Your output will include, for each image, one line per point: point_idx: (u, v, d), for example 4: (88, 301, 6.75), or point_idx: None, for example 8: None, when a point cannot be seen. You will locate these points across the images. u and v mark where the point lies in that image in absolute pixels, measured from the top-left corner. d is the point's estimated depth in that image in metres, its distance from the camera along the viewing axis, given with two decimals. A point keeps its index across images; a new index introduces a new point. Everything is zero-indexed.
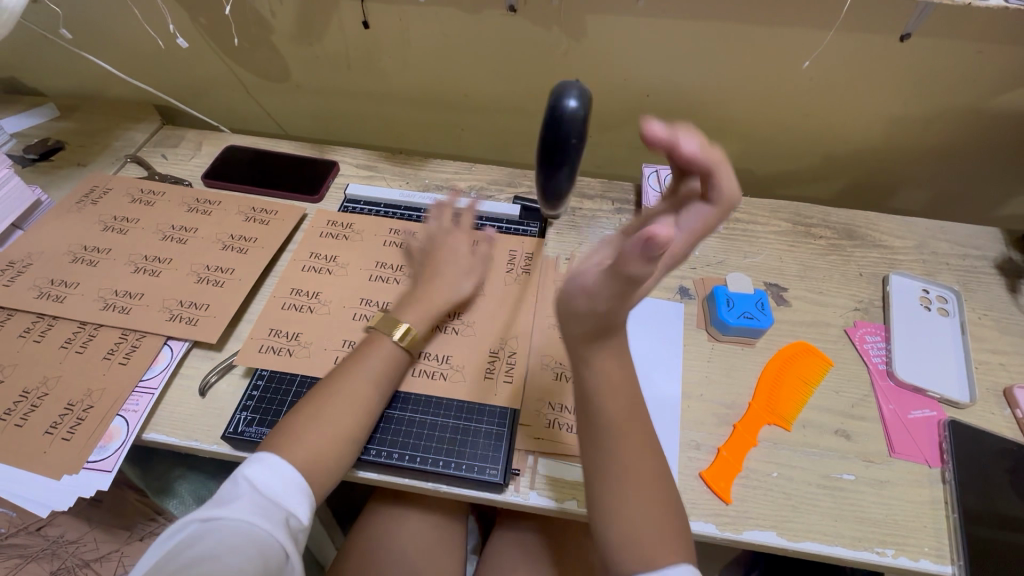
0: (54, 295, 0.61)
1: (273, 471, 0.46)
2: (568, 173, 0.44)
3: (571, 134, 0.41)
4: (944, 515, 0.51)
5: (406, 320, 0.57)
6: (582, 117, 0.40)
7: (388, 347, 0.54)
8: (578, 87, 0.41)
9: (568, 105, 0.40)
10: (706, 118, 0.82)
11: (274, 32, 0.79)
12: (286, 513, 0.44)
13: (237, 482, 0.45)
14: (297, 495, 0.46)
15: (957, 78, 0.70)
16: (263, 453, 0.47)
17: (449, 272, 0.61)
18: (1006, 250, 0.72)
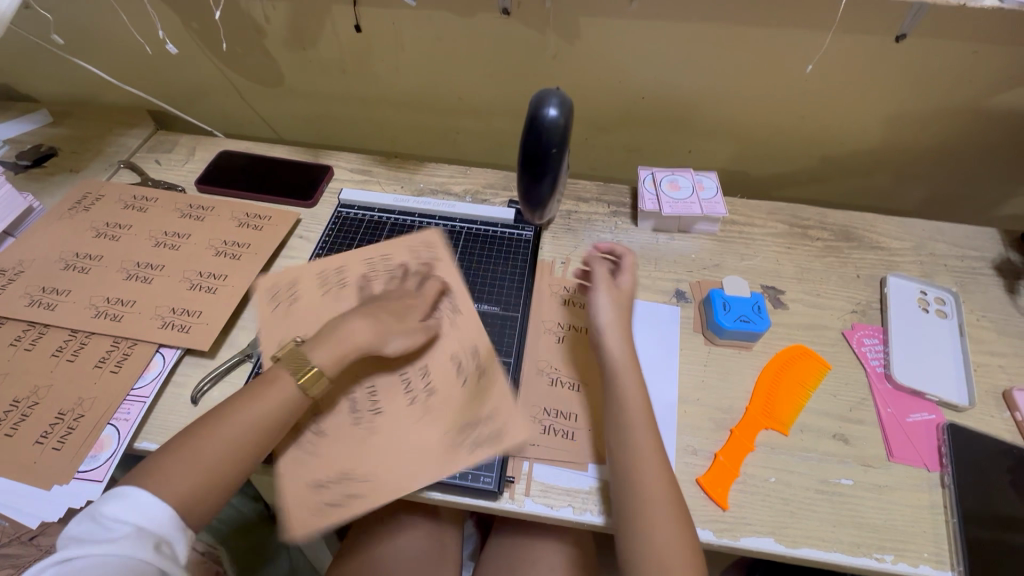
0: (45, 303, 0.60)
1: (137, 507, 0.42)
2: (550, 177, 0.55)
3: (551, 141, 0.52)
4: (944, 519, 0.51)
5: (316, 360, 0.52)
6: (560, 124, 0.51)
7: (289, 386, 0.51)
8: (558, 99, 0.51)
9: (548, 116, 0.50)
10: (701, 120, 0.81)
11: (267, 37, 0.78)
12: (157, 542, 0.42)
13: (97, 521, 0.41)
14: (169, 524, 0.43)
15: (953, 78, 0.70)
16: (123, 488, 0.43)
17: (387, 322, 0.55)
18: (1005, 250, 0.72)
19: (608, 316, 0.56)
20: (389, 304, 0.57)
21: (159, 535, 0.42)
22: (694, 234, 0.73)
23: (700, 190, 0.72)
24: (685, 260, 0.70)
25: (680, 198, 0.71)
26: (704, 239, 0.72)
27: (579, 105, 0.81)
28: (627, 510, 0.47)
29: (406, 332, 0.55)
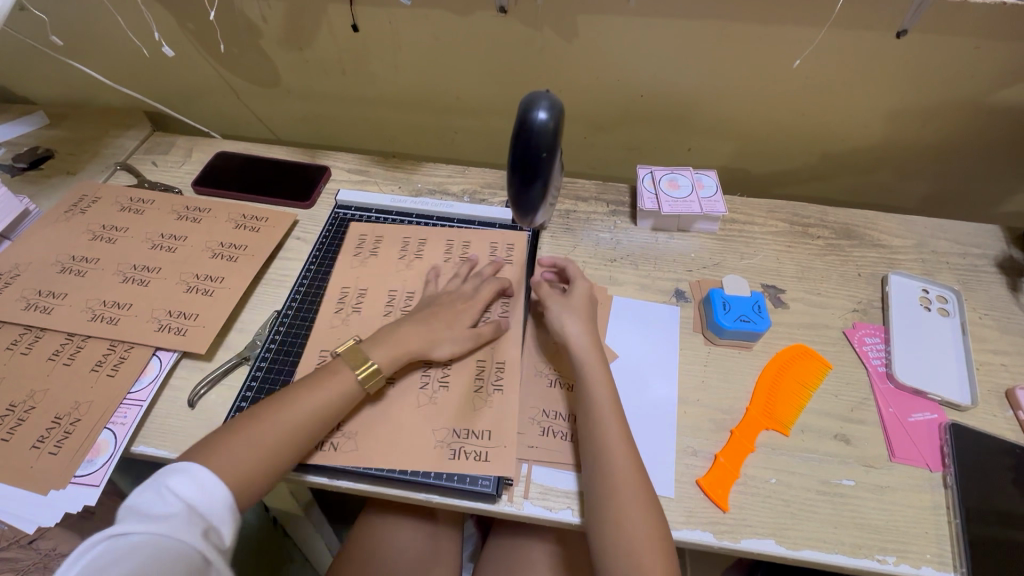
0: (42, 306, 0.60)
1: (199, 485, 0.43)
2: (541, 188, 0.49)
3: (541, 146, 0.46)
4: (947, 520, 0.50)
5: (376, 358, 0.54)
6: (551, 128, 0.46)
7: (347, 380, 0.52)
8: (547, 100, 0.46)
9: (538, 118, 0.45)
10: (700, 118, 0.81)
11: (263, 37, 0.78)
12: (210, 527, 0.42)
13: (158, 492, 0.42)
14: (223, 511, 0.44)
15: (955, 73, 0.69)
16: (188, 464, 0.45)
17: (440, 327, 0.57)
18: (1007, 248, 0.71)
19: (575, 324, 0.57)
20: (444, 309, 0.59)
21: (212, 519, 0.43)
22: (694, 232, 0.72)
23: (699, 189, 0.72)
24: (685, 259, 0.70)
25: (679, 197, 0.71)
26: (704, 238, 0.72)
27: (578, 103, 0.81)
28: (625, 512, 0.46)
29: (457, 339, 0.57)
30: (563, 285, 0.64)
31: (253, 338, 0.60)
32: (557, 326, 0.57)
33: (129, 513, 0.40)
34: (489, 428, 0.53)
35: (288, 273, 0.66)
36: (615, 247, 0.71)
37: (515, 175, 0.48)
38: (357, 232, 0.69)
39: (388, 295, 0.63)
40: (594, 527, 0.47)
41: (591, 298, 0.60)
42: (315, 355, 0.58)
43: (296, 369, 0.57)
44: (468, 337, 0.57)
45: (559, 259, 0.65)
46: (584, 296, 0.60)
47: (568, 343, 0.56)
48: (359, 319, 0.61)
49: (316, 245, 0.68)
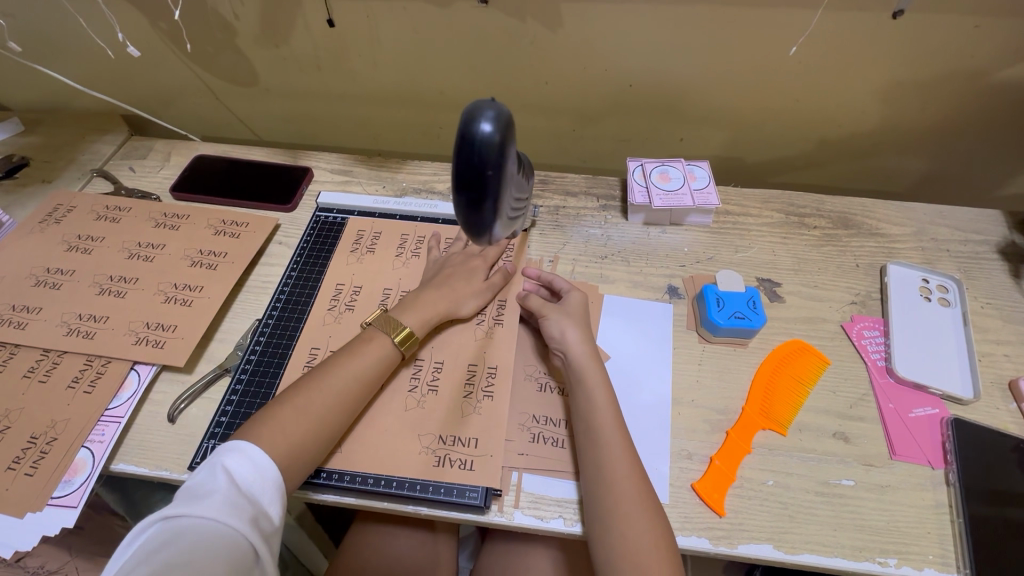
0: (16, 322, 0.58)
1: (251, 462, 0.43)
2: (493, 210, 0.37)
3: (486, 166, 0.35)
4: (950, 519, 0.49)
5: (407, 322, 0.55)
6: (499, 142, 0.34)
7: (383, 345, 0.53)
8: (495, 107, 0.35)
9: (481, 130, 0.34)
10: (692, 107, 0.78)
11: (238, 35, 0.75)
12: (258, 512, 0.42)
13: (212, 472, 0.42)
14: (272, 493, 0.43)
15: (952, 55, 0.67)
16: (242, 442, 0.45)
17: (458, 285, 0.59)
18: (1009, 233, 0.69)
19: (573, 333, 0.55)
20: (457, 270, 0.60)
21: (261, 501, 0.42)
22: (686, 226, 0.70)
23: (691, 180, 0.70)
24: (678, 254, 0.68)
25: (671, 190, 0.69)
26: (697, 232, 0.70)
27: (566, 94, 0.78)
28: (624, 520, 0.45)
29: (477, 294, 0.59)
30: (551, 297, 0.62)
31: (234, 348, 0.58)
32: (553, 336, 0.55)
33: (182, 495, 0.41)
34: (475, 437, 0.51)
35: (267, 280, 0.64)
36: (606, 243, 0.69)
37: (458, 198, 0.36)
38: (354, 229, 0.67)
39: (381, 293, 0.61)
40: (602, 539, 0.45)
41: (585, 309, 0.58)
42: (306, 352, 0.57)
43: (282, 371, 0.56)
44: (485, 289, 0.60)
45: (546, 273, 0.62)
46: (578, 307, 0.58)
47: (567, 352, 0.54)
48: (356, 314, 0.60)
49: (299, 249, 0.66)
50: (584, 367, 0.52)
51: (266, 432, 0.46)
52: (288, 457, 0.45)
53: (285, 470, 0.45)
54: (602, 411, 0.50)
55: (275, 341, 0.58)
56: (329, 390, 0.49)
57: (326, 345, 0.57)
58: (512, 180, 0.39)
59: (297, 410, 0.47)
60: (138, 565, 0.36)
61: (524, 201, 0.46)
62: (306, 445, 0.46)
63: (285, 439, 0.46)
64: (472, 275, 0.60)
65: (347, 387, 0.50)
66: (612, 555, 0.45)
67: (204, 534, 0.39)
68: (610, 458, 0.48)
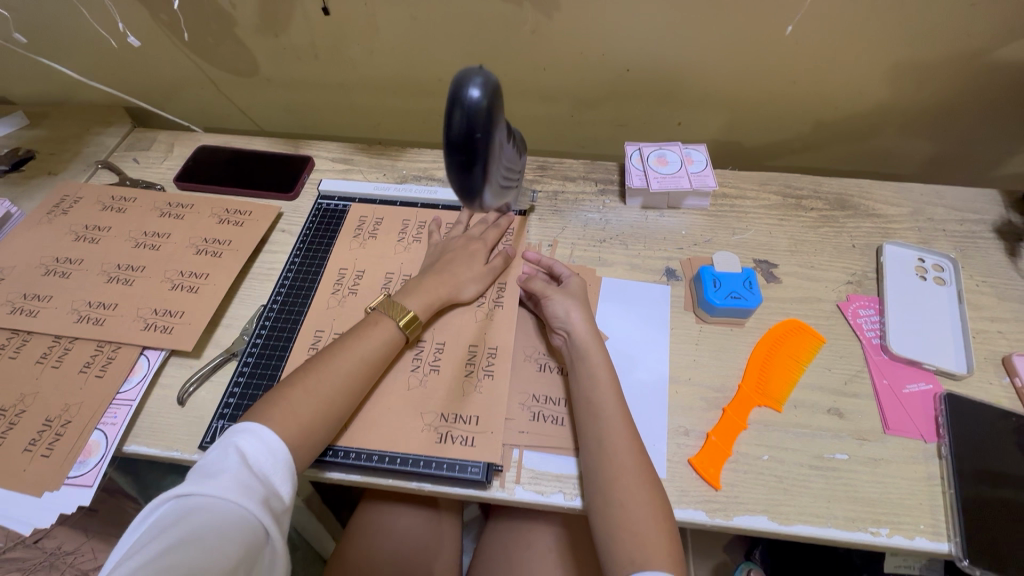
0: (27, 309, 0.60)
1: (262, 444, 0.44)
2: (482, 173, 0.38)
3: (475, 131, 0.36)
4: (941, 490, 0.50)
5: (411, 306, 0.56)
6: (487, 108, 0.35)
7: (388, 329, 0.54)
8: (483, 72, 0.36)
9: (470, 95, 0.35)
10: (690, 91, 0.78)
11: (237, 25, 0.76)
12: (269, 492, 0.43)
13: (225, 451, 0.44)
14: (283, 475, 0.44)
15: (947, 35, 0.67)
16: (254, 424, 0.46)
17: (459, 270, 0.59)
18: (1006, 212, 0.69)
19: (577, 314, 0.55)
20: (458, 254, 0.61)
21: (272, 482, 0.44)
22: (684, 209, 0.71)
23: (688, 164, 0.70)
24: (676, 237, 0.68)
25: (668, 173, 0.69)
26: (695, 215, 0.70)
27: (563, 80, 0.79)
28: (623, 495, 0.46)
29: (477, 278, 0.60)
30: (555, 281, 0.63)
31: (240, 333, 0.60)
32: (554, 314, 0.56)
33: (196, 473, 0.42)
34: (476, 415, 0.52)
35: (272, 267, 0.66)
36: (604, 227, 0.70)
37: (448, 161, 0.37)
38: (357, 215, 0.68)
39: (384, 277, 0.63)
40: (604, 512, 0.47)
41: (585, 292, 0.59)
42: (311, 334, 0.58)
43: (287, 354, 0.57)
44: (485, 273, 0.61)
45: (546, 257, 0.63)
46: (579, 290, 0.59)
47: (570, 332, 0.54)
48: (357, 299, 0.61)
49: (301, 235, 0.67)
50: (586, 343, 0.53)
51: (278, 413, 0.47)
52: (299, 437, 0.47)
53: (296, 449, 0.46)
54: (603, 390, 0.51)
55: (280, 325, 0.59)
56: (337, 372, 0.50)
57: (331, 328, 0.58)
58: (502, 146, 0.40)
59: (306, 391, 0.49)
60: (153, 540, 0.38)
61: (513, 169, 0.47)
62: (316, 425, 0.48)
63: (296, 419, 0.47)
64: (473, 257, 0.61)
65: (354, 369, 0.51)
66: (612, 528, 0.46)
67: (217, 512, 0.40)
68: (610, 432, 0.49)
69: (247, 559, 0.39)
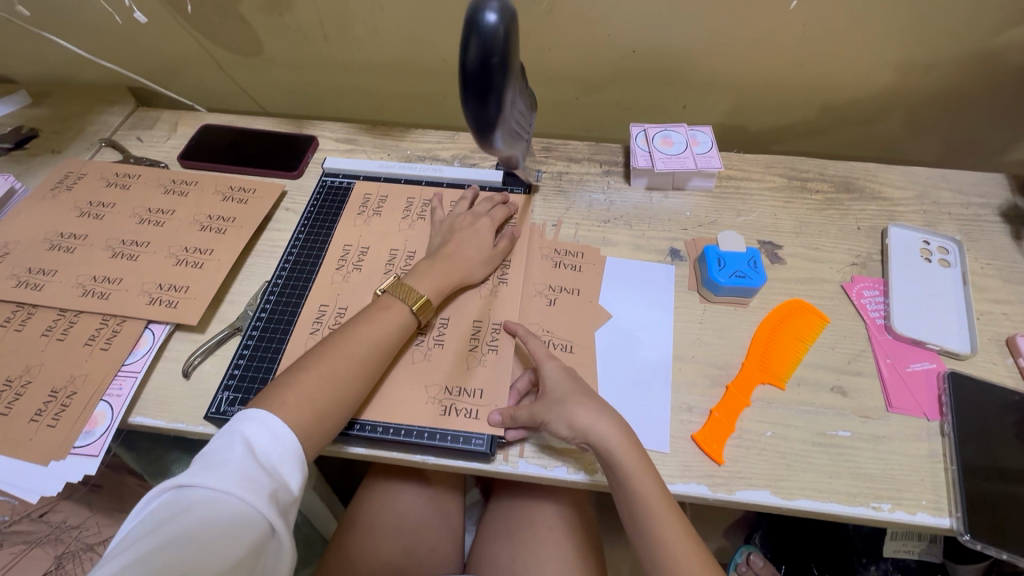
0: (32, 283, 0.60)
1: (270, 434, 0.43)
2: (497, 100, 0.43)
3: (491, 55, 0.40)
4: (943, 467, 0.50)
5: (423, 291, 0.55)
6: (502, 31, 0.40)
7: (401, 313, 0.53)
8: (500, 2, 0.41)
9: (486, 19, 0.40)
10: (696, 73, 0.78)
11: (240, 3, 0.75)
12: (278, 484, 0.42)
13: (231, 440, 0.42)
14: (292, 465, 0.43)
15: (960, 14, 0.66)
16: (263, 412, 0.44)
17: (468, 253, 0.59)
18: (1011, 196, 0.69)
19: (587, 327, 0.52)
20: (465, 234, 0.60)
21: (281, 473, 0.43)
22: (689, 190, 0.71)
23: (693, 145, 0.70)
24: (680, 218, 0.68)
25: (673, 154, 0.69)
26: (699, 196, 0.70)
27: (568, 61, 0.78)
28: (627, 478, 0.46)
29: (486, 261, 0.59)
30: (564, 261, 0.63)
31: (245, 308, 0.59)
32: (568, 426, 0.47)
33: (199, 462, 0.41)
34: (480, 388, 0.52)
35: (276, 244, 0.66)
36: (609, 207, 0.69)
37: (466, 85, 0.42)
38: (362, 192, 0.68)
39: (389, 253, 0.62)
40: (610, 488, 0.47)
41: (574, 376, 0.51)
42: (315, 309, 0.58)
43: (292, 328, 0.57)
44: (494, 255, 0.60)
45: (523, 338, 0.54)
46: (571, 378, 0.50)
47: (589, 442, 0.47)
48: (361, 276, 0.61)
49: (305, 212, 0.67)
50: (620, 457, 0.46)
51: (291, 398, 0.46)
52: (312, 423, 0.46)
53: (308, 435, 0.45)
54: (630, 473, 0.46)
55: (285, 299, 0.59)
56: (352, 356, 0.49)
57: (335, 302, 0.58)
58: (514, 79, 0.44)
59: (322, 376, 0.48)
60: (153, 532, 0.37)
61: (523, 114, 0.52)
62: (330, 409, 0.47)
63: (311, 403, 0.46)
64: (480, 238, 0.60)
65: (369, 354, 0.50)
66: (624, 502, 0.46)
67: (220, 505, 0.39)
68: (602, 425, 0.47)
69: (250, 556, 0.38)
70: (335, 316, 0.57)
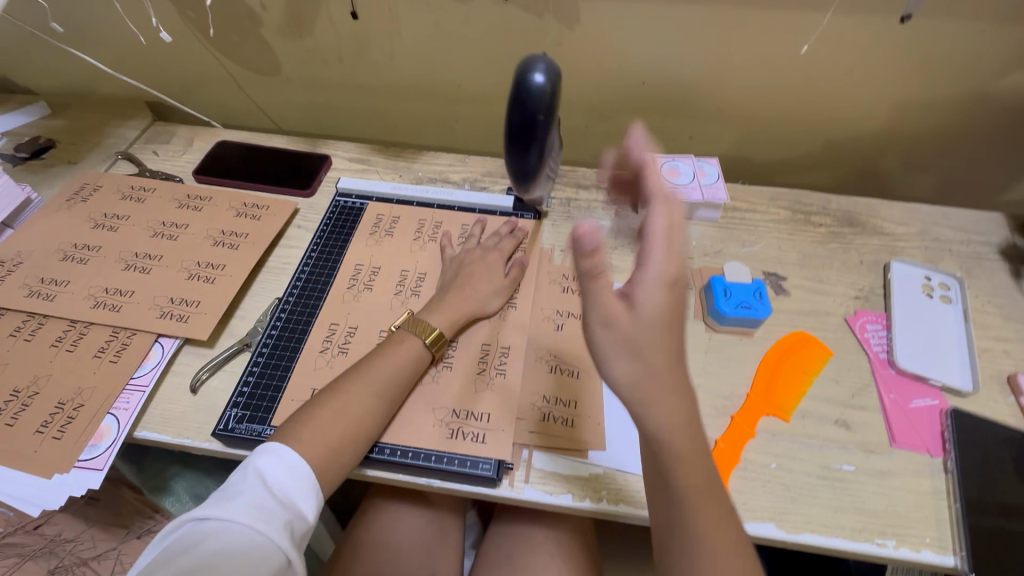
0: (44, 293, 0.60)
1: (285, 466, 0.44)
2: (539, 152, 0.46)
3: (538, 113, 0.44)
4: (947, 505, 0.50)
5: (436, 324, 0.55)
6: (549, 92, 0.43)
7: (414, 347, 0.53)
8: (547, 63, 0.44)
9: (536, 81, 0.43)
10: (703, 106, 0.80)
11: (263, 25, 0.78)
12: (293, 516, 0.42)
13: (245, 472, 0.43)
14: (307, 498, 0.44)
15: (962, 57, 0.68)
16: (276, 444, 0.45)
17: (480, 285, 0.59)
18: (1010, 234, 0.71)
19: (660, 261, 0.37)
20: (477, 264, 0.61)
21: (296, 506, 0.43)
22: (695, 220, 0.72)
23: (701, 176, 0.71)
24: (686, 247, 0.69)
25: (681, 184, 0.71)
26: (705, 226, 0.72)
27: (580, 91, 0.80)
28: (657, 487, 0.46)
29: (498, 291, 0.60)
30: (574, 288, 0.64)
31: (255, 324, 0.60)
32: None
33: (217, 496, 0.42)
34: (487, 412, 0.53)
35: (287, 261, 0.66)
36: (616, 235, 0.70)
37: (512, 138, 0.45)
38: (374, 213, 0.70)
39: (400, 274, 0.63)
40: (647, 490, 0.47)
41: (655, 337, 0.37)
42: (325, 327, 0.58)
43: (302, 346, 0.57)
44: (506, 285, 0.61)
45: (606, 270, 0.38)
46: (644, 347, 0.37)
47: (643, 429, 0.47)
48: (371, 296, 0.61)
49: (318, 232, 0.68)
50: None
51: (307, 434, 0.46)
52: (327, 460, 0.46)
53: (324, 471, 0.45)
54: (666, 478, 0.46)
55: (296, 317, 0.59)
56: (367, 392, 0.49)
57: (345, 321, 0.59)
58: (553, 132, 0.48)
59: (336, 410, 0.48)
60: (167, 564, 0.38)
61: (555, 157, 0.56)
62: (345, 445, 0.47)
63: (326, 440, 0.46)
64: (491, 269, 0.61)
65: (381, 387, 0.50)
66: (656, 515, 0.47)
67: (235, 538, 0.40)
68: None
69: None
70: (345, 336, 0.58)
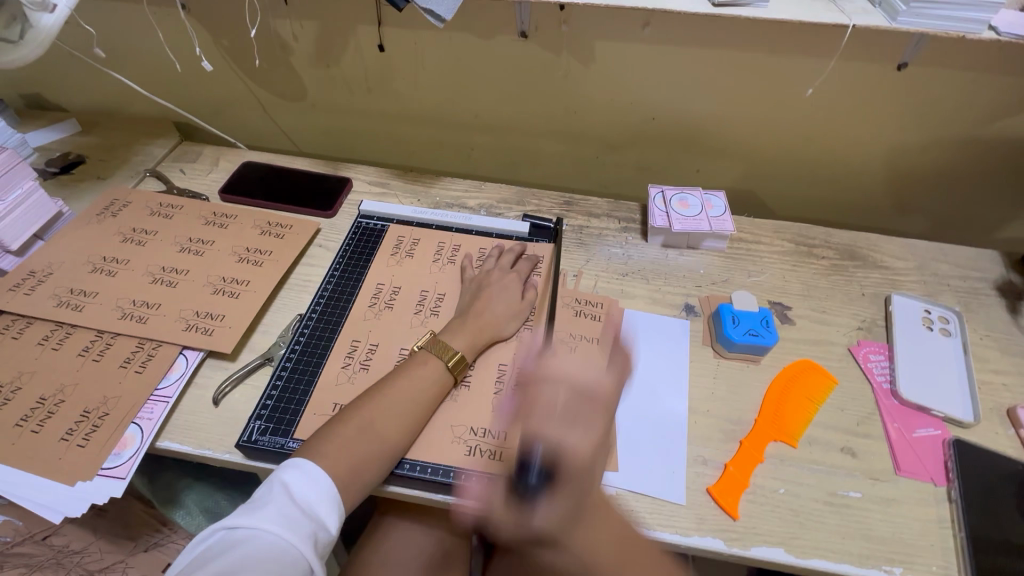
0: (73, 304, 0.62)
1: (309, 479, 0.46)
2: None
3: None
4: (952, 534, 0.52)
5: (458, 346, 0.57)
6: None
7: (436, 366, 0.55)
8: None
9: None
10: (709, 142, 0.84)
11: (294, 55, 0.82)
12: (316, 526, 0.44)
13: (272, 486, 0.45)
14: (330, 509, 0.45)
15: (957, 103, 0.72)
16: (301, 459, 0.47)
17: (499, 308, 0.61)
18: (1005, 271, 0.73)
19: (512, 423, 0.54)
20: (495, 286, 0.63)
21: (319, 517, 0.45)
22: (703, 250, 0.75)
23: (708, 208, 0.74)
24: (694, 275, 0.72)
25: (689, 215, 0.73)
26: (712, 256, 0.74)
27: (593, 124, 0.84)
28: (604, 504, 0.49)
29: (516, 314, 0.62)
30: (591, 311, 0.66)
31: (277, 339, 0.61)
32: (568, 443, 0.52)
33: (246, 506, 0.44)
34: (503, 430, 0.55)
35: (308, 279, 0.68)
36: (626, 261, 0.73)
37: None
38: (395, 235, 0.72)
39: (419, 294, 0.65)
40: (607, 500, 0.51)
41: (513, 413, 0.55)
42: (347, 344, 0.60)
43: (324, 362, 0.59)
44: (522, 307, 0.63)
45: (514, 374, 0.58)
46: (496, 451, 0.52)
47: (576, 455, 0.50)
48: (392, 316, 0.63)
49: (339, 252, 0.70)
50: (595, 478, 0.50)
51: (332, 449, 0.48)
52: (352, 474, 0.47)
53: (351, 483, 0.47)
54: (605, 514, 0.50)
55: (319, 333, 0.61)
56: (392, 409, 0.51)
57: (367, 339, 0.61)
58: None
59: (359, 427, 0.49)
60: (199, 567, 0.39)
61: None
62: (368, 461, 0.48)
63: (353, 455, 0.48)
64: (508, 289, 0.63)
65: (403, 404, 0.52)
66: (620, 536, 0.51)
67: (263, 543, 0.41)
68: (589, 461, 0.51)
69: None
70: (366, 353, 0.59)
